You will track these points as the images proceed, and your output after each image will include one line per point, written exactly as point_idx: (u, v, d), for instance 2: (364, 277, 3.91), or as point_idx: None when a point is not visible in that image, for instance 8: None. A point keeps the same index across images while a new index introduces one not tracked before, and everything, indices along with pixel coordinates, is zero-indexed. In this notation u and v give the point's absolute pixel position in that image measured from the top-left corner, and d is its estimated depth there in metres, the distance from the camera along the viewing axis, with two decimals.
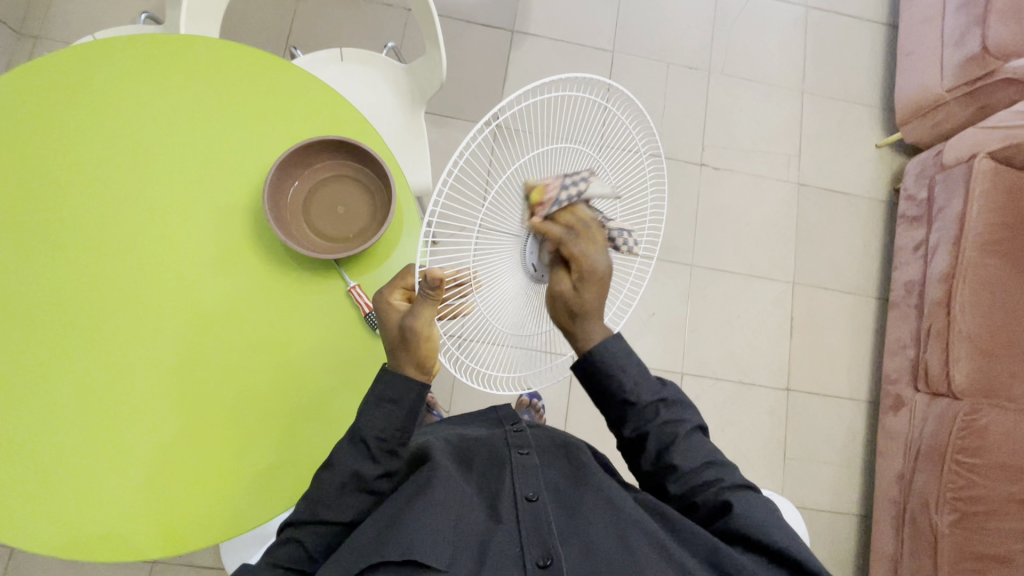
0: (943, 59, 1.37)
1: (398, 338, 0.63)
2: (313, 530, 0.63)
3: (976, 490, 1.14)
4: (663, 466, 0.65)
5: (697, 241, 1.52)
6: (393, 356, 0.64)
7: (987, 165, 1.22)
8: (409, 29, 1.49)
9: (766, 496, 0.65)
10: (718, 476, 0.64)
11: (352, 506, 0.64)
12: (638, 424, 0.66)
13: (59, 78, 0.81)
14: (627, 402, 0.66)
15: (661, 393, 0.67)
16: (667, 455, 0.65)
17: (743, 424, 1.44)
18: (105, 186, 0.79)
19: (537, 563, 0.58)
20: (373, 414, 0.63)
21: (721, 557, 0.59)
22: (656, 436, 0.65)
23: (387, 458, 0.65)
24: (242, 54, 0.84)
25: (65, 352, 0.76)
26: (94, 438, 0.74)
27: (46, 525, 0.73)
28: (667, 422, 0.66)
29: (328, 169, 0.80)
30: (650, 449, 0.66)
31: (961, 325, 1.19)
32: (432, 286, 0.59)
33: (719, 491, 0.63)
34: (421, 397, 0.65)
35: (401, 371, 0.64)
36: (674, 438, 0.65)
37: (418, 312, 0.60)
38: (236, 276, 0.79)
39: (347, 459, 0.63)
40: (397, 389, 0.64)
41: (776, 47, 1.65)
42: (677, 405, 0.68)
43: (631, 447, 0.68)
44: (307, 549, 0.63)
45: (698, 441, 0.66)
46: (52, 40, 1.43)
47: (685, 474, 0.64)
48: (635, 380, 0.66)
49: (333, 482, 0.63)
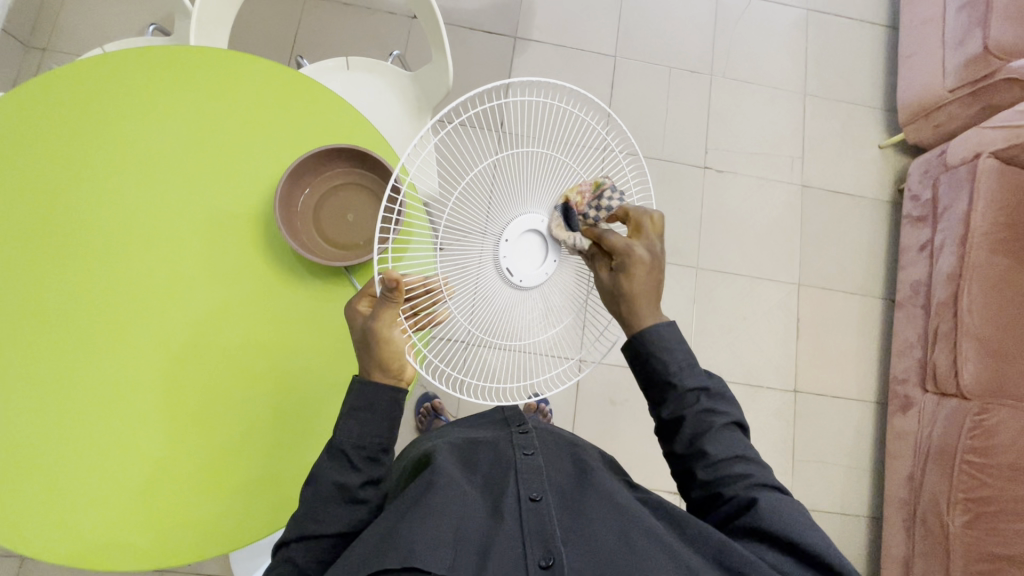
0: (945, 60, 1.37)
1: (362, 342, 0.64)
2: (303, 545, 0.62)
3: (987, 491, 1.13)
4: (695, 451, 0.65)
5: (703, 245, 1.52)
6: (361, 363, 0.65)
7: (991, 164, 1.23)
8: (412, 38, 1.50)
9: (793, 501, 0.64)
10: (748, 472, 0.64)
11: (344, 518, 0.62)
12: (677, 407, 0.66)
13: (66, 90, 0.82)
14: (669, 383, 0.67)
15: (705, 382, 0.67)
16: (701, 441, 0.65)
17: (751, 427, 1.43)
18: (110, 197, 0.80)
19: (539, 564, 0.57)
20: (350, 424, 0.63)
21: (728, 556, 0.58)
22: (693, 422, 0.66)
23: (370, 466, 0.64)
24: (249, 64, 0.84)
25: (62, 362, 0.76)
26: (97, 447, 0.75)
27: (48, 535, 0.73)
28: (706, 411, 0.66)
29: (337, 176, 0.80)
30: (684, 434, 0.66)
31: (969, 325, 1.19)
32: (388, 288, 0.61)
33: (747, 487, 0.63)
34: (395, 401, 0.65)
35: (365, 376, 0.65)
36: (711, 427, 0.65)
37: (380, 316, 0.63)
38: (239, 286, 0.80)
39: (327, 471, 0.63)
40: (369, 395, 0.64)
41: (777, 50, 1.66)
42: (721, 397, 0.68)
43: (668, 431, 0.68)
44: (298, 564, 0.61)
45: (733, 436, 0.66)
46: (60, 53, 1.45)
47: (715, 463, 0.64)
48: (682, 365, 0.67)
49: (317, 495, 0.62)
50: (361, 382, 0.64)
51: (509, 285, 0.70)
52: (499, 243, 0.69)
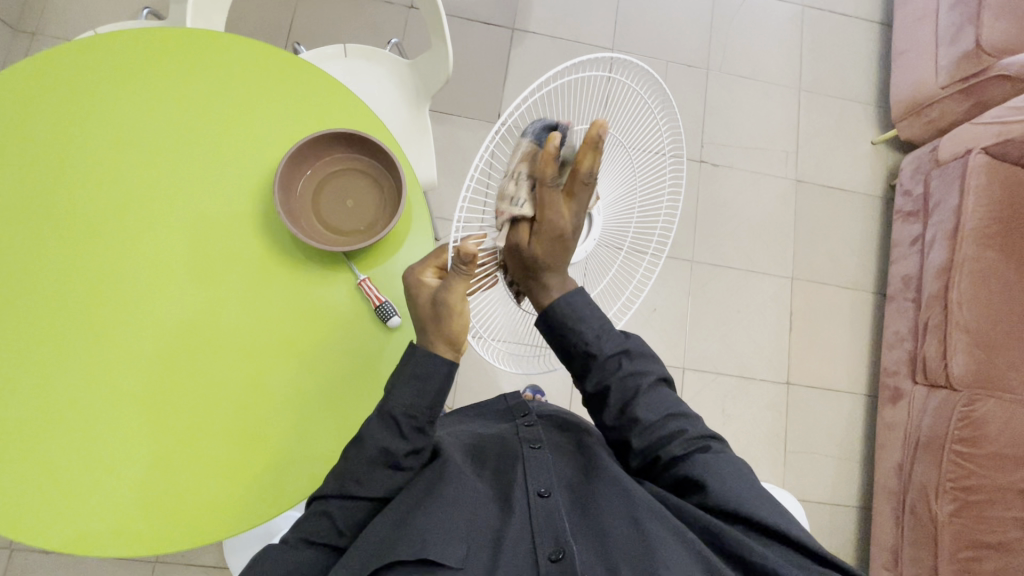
0: (937, 56, 1.39)
1: (427, 314, 0.64)
2: (344, 507, 0.64)
3: (975, 480, 1.16)
4: (627, 420, 0.67)
5: (699, 237, 1.53)
6: (422, 333, 0.65)
7: (982, 159, 1.25)
8: (410, 27, 1.50)
9: (727, 450, 0.67)
10: (681, 427, 0.67)
11: (385, 483, 0.65)
12: (601, 378, 0.69)
13: (62, 70, 0.81)
14: (588, 356, 0.69)
15: (623, 344, 0.70)
16: (632, 409, 0.67)
17: (743, 419, 1.45)
18: (112, 179, 0.79)
19: (550, 559, 0.58)
20: (403, 390, 0.64)
21: (726, 541, 0.60)
22: (620, 389, 0.68)
23: (417, 435, 0.65)
24: (246, 47, 0.83)
25: (60, 346, 0.75)
26: (97, 431, 0.74)
27: (46, 518, 0.72)
28: (630, 374, 0.68)
29: (336, 162, 0.80)
30: (613, 403, 0.68)
31: (958, 317, 1.21)
32: (463, 262, 0.59)
33: (685, 442, 0.66)
34: (449, 374, 0.65)
35: (429, 348, 0.65)
36: (638, 390, 0.67)
37: (451, 287, 0.61)
38: (243, 272, 0.79)
39: (377, 435, 0.63)
40: (426, 366, 0.64)
41: (773, 45, 1.67)
42: (641, 357, 0.71)
43: (599, 403, 0.70)
44: (336, 523, 0.64)
45: (662, 394, 0.69)
46: (49, 37, 1.42)
47: (646, 428, 0.66)
48: (598, 333, 0.69)
49: (362, 458, 0.63)
50: (422, 352, 0.64)
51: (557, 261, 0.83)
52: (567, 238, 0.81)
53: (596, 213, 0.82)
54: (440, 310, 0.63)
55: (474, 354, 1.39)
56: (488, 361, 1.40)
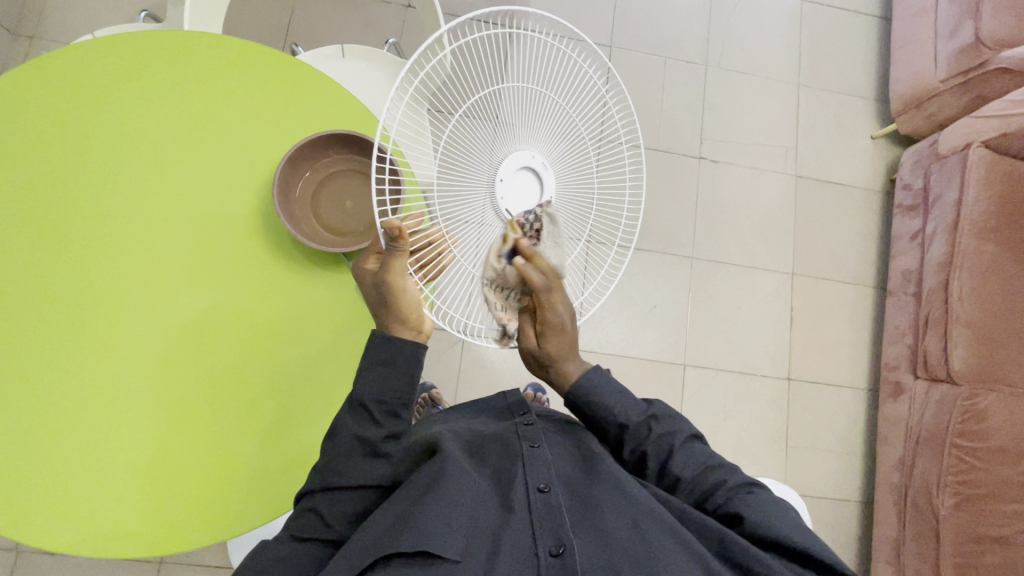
0: (936, 50, 1.39)
1: (375, 299, 0.68)
2: (332, 500, 0.64)
3: (976, 474, 1.16)
4: (668, 480, 0.70)
5: (698, 234, 1.53)
6: (379, 318, 0.69)
7: (982, 153, 1.24)
8: (408, 27, 1.50)
9: (777, 499, 0.66)
10: (721, 479, 0.68)
11: (367, 473, 0.65)
12: (636, 444, 0.72)
13: (59, 72, 0.81)
14: (620, 425, 0.74)
15: (650, 411, 0.74)
16: (668, 466, 0.70)
17: (744, 415, 1.46)
18: (110, 182, 0.79)
19: (551, 553, 0.60)
20: (368, 376, 0.67)
21: (731, 548, 0.61)
22: (654, 449, 0.71)
23: (389, 421, 0.67)
24: (243, 49, 0.83)
25: (60, 349, 0.76)
26: (96, 433, 0.74)
27: (44, 520, 0.72)
28: (662, 435, 0.72)
29: (335, 163, 0.80)
30: (652, 466, 0.72)
31: (959, 311, 1.21)
32: (392, 236, 0.64)
33: (727, 492, 0.67)
34: (415, 355, 0.68)
35: (389, 333, 0.68)
36: (671, 450, 0.71)
37: (391, 265, 0.66)
38: (241, 273, 0.79)
39: (347, 422, 0.66)
40: (389, 349, 0.67)
41: (771, 40, 1.66)
42: (670, 419, 0.74)
43: (639, 468, 0.73)
44: (327, 516, 0.64)
45: (696, 450, 0.71)
46: (48, 41, 1.43)
47: (689, 484, 0.69)
48: (622, 404, 0.75)
49: (338, 448, 0.65)
50: (382, 335, 0.68)
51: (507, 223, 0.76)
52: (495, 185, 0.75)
53: (541, 166, 0.77)
54: (386, 292, 0.66)
55: (474, 353, 1.40)
56: (488, 360, 1.40)
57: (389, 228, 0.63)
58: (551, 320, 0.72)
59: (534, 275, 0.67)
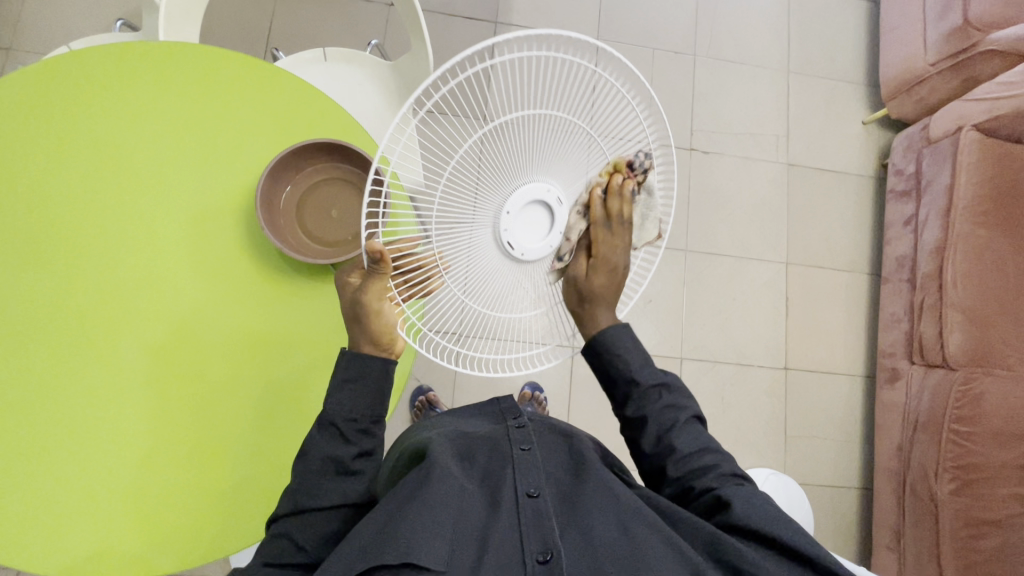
0: (926, 32, 1.37)
1: (348, 317, 0.67)
2: (302, 521, 0.64)
3: (974, 458, 1.16)
4: (663, 447, 0.71)
5: (692, 226, 1.52)
6: (351, 337, 0.68)
7: (973, 137, 1.24)
8: (391, 26, 1.47)
9: (767, 497, 0.67)
10: (716, 463, 0.69)
11: (339, 491, 0.65)
12: (641, 405, 0.73)
13: (34, 85, 0.79)
14: (631, 382, 0.74)
15: (664, 379, 0.75)
16: (668, 437, 0.71)
17: (742, 406, 1.46)
18: (87, 199, 0.78)
19: (537, 560, 0.59)
20: (340, 397, 0.67)
21: (720, 547, 0.60)
22: (656, 418, 0.72)
23: (361, 438, 0.67)
24: (220, 58, 0.82)
25: (45, 369, 0.75)
26: (84, 455, 0.74)
27: (31, 542, 0.71)
28: (667, 406, 0.73)
29: (318, 172, 0.79)
30: (651, 431, 0.72)
31: (953, 297, 1.21)
32: (375, 259, 0.61)
33: (717, 478, 0.68)
34: (386, 371, 0.69)
35: (358, 351, 0.68)
36: (674, 423, 0.71)
37: (367, 288, 0.64)
38: (224, 288, 0.78)
39: (319, 444, 0.66)
40: (359, 367, 0.67)
41: (760, 27, 1.65)
42: (679, 392, 0.75)
43: (637, 433, 0.74)
44: (298, 541, 0.63)
45: (696, 429, 0.72)
46: (25, 53, 1.40)
47: (683, 457, 0.69)
48: (639, 363, 0.74)
49: (309, 468, 0.65)
50: (351, 354, 0.67)
51: (508, 257, 0.64)
52: (499, 216, 0.63)
53: (558, 203, 0.64)
54: (360, 313, 0.65)
55: None
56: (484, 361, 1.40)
57: (374, 250, 0.59)
58: (604, 256, 0.68)
59: (615, 207, 0.67)
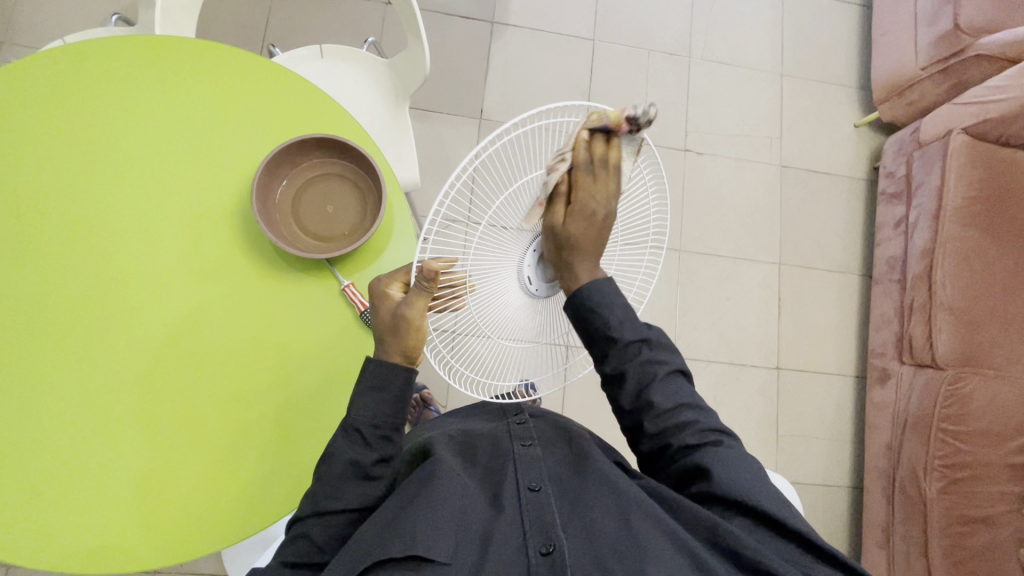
0: (916, 37, 1.39)
1: (386, 326, 0.66)
2: (320, 522, 0.65)
3: (963, 457, 1.18)
4: (641, 403, 0.67)
5: (685, 226, 1.53)
6: (381, 345, 0.68)
7: (962, 140, 1.25)
8: (388, 24, 1.48)
9: (747, 454, 0.68)
10: (695, 418, 0.67)
11: (358, 494, 0.66)
12: (619, 361, 0.68)
13: (35, 78, 0.79)
14: (609, 339, 0.67)
15: (644, 334, 0.68)
16: (647, 393, 0.67)
17: (734, 405, 1.47)
18: (90, 192, 0.77)
19: (539, 552, 0.59)
20: (364, 402, 0.66)
21: (720, 536, 0.61)
22: (636, 374, 0.67)
23: (382, 444, 0.67)
24: (222, 54, 0.82)
25: (46, 361, 0.75)
26: (86, 448, 0.73)
27: (34, 535, 0.71)
28: (649, 361, 0.67)
29: (315, 168, 0.79)
30: (629, 388, 0.67)
31: (942, 297, 1.23)
32: (426, 277, 0.61)
33: (696, 434, 0.67)
34: (408, 381, 0.68)
35: (385, 360, 0.67)
36: (654, 376, 0.67)
37: (412, 303, 0.64)
38: (226, 282, 0.78)
39: (342, 448, 0.65)
40: (385, 375, 0.67)
41: (754, 30, 1.66)
42: (660, 346, 0.69)
43: (613, 386, 0.69)
44: (316, 540, 0.64)
45: (678, 384, 0.68)
46: (17, 46, 1.39)
47: (662, 413, 0.66)
48: (621, 319, 0.67)
49: (331, 471, 0.65)
50: (379, 363, 0.67)
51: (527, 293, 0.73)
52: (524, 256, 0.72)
53: None
54: (400, 325, 0.65)
55: None
56: None
57: (429, 269, 0.60)
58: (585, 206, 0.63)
59: None
